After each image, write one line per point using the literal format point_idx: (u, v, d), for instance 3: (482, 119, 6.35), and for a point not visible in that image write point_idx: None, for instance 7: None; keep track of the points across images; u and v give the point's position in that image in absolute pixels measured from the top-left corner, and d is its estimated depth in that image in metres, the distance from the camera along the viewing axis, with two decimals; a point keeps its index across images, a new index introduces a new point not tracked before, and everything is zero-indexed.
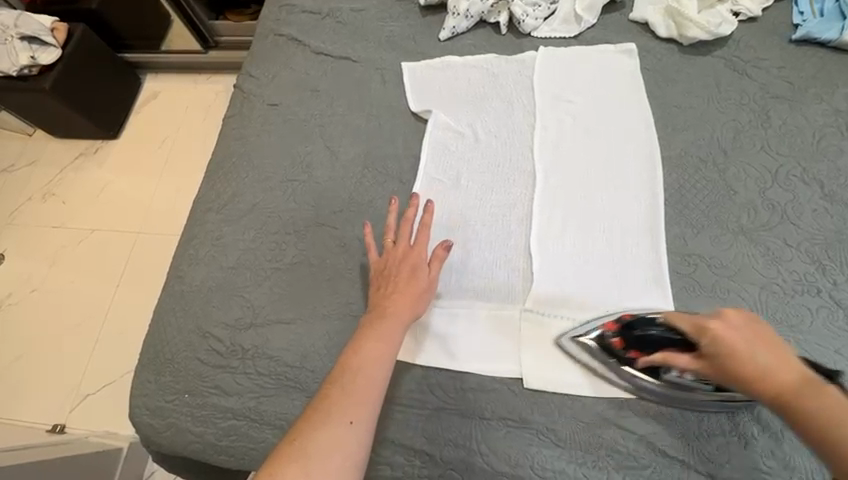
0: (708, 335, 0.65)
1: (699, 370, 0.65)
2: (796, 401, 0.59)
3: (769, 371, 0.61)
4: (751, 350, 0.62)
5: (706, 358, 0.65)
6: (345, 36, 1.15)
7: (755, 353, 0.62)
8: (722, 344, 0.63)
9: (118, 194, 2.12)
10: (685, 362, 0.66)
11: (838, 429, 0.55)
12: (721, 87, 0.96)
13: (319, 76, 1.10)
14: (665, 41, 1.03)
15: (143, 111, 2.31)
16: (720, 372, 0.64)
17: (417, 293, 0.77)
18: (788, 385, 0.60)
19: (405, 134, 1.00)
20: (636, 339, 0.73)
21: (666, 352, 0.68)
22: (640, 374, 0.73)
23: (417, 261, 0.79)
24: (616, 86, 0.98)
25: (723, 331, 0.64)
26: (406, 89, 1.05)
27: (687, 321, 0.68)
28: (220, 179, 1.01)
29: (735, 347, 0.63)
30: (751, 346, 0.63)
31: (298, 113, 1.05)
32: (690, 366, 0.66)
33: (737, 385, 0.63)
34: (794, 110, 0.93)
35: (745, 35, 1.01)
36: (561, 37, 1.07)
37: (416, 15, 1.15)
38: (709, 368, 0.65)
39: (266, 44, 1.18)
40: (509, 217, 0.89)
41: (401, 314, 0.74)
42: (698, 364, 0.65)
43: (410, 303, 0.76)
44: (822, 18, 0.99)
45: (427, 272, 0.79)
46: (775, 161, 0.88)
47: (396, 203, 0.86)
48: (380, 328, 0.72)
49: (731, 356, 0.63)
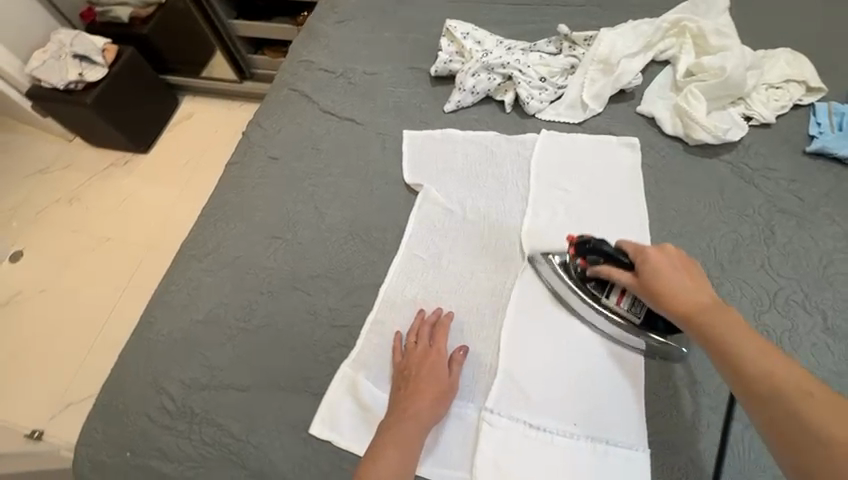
0: (644, 258, 0.74)
1: (632, 285, 0.74)
2: (704, 317, 0.65)
3: (680, 292, 0.69)
4: (670, 275, 0.71)
5: (642, 275, 0.73)
6: (354, 97, 1.18)
7: (675, 275, 0.71)
8: (654, 266, 0.72)
9: (138, 206, 2.20)
10: (622, 279, 0.75)
11: (731, 336, 0.62)
12: (724, 195, 0.92)
13: (323, 134, 1.12)
14: (671, 137, 1.00)
15: (174, 130, 2.42)
16: (646, 286, 0.72)
17: (439, 388, 0.76)
18: (698, 302, 0.67)
19: (395, 205, 1.00)
20: (593, 253, 0.79)
21: (614, 268, 0.76)
22: (598, 296, 0.79)
23: (437, 363, 0.78)
24: (622, 181, 0.96)
25: (658, 254, 0.74)
26: (403, 158, 1.06)
27: (634, 247, 0.76)
28: (209, 225, 1.02)
29: (664, 271, 0.72)
30: (676, 272, 0.71)
31: (296, 170, 1.07)
32: (627, 283, 0.74)
33: (655, 300, 0.71)
34: (802, 228, 0.88)
35: (756, 141, 0.98)
36: (565, 122, 1.06)
37: (425, 84, 1.17)
38: (637, 285, 0.73)
39: (280, 97, 1.22)
40: (489, 311, 0.85)
41: (423, 415, 0.73)
42: (636, 283, 0.73)
43: (433, 401, 0.74)
44: (840, 133, 0.95)
45: (446, 368, 0.78)
46: (775, 282, 0.83)
47: (420, 312, 0.84)
48: (399, 427, 0.72)
49: (657, 275, 0.71)
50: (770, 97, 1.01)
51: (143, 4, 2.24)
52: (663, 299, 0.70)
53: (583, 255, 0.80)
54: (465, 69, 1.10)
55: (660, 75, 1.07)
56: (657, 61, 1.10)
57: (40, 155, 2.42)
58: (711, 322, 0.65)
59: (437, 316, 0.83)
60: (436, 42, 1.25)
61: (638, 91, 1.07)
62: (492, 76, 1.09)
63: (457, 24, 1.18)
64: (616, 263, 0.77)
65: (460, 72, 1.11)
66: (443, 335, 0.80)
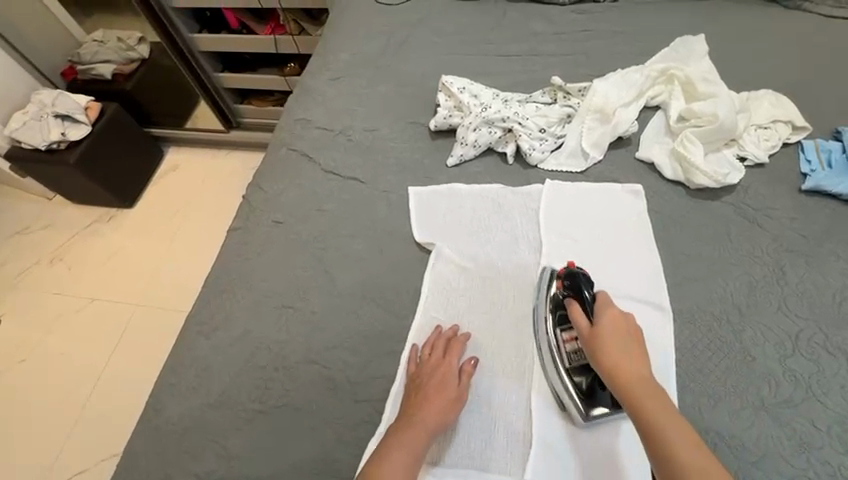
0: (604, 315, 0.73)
1: (581, 331, 0.73)
2: (641, 398, 0.63)
3: (625, 364, 0.67)
4: (621, 347, 0.69)
5: (593, 330, 0.72)
6: (355, 154, 1.18)
7: (625, 349, 0.69)
8: (609, 326, 0.71)
9: (125, 262, 2.13)
10: (580, 323, 0.74)
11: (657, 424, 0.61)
12: (731, 236, 0.94)
13: (327, 194, 1.11)
14: (672, 182, 1.03)
15: (160, 183, 2.38)
16: (590, 340, 0.71)
17: (448, 398, 0.78)
18: (638, 377, 0.65)
19: (406, 265, 0.98)
20: (570, 286, 0.80)
21: (576, 307, 0.76)
22: (554, 326, 0.82)
23: (447, 373, 0.81)
24: (631, 227, 0.97)
25: (615, 320, 0.72)
26: (411, 216, 1.05)
27: (603, 300, 0.76)
28: (214, 298, 0.99)
29: (616, 331, 0.71)
30: (628, 343, 0.70)
31: (302, 233, 1.05)
32: (580, 329, 0.73)
33: (592, 354, 0.70)
34: (811, 266, 0.90)
35: (753, 181, 1.01)
36: (568, 171, 1.08)
37: (425, 138, 1.19)
38: (586, 336, 0.72)
39: (279, 157, 1.22)
40: (499, 333, 0.87)
41: (429, 423, 0.75)
42: (588, 333, 0.72)
43: (441, 411, 0.77)
44: (832, 170, 0.99)
45: (455, 380, 0.80)
46: (795, 324, 0.83)
47: (438, 327, 0.87)
48: (405, 435, 0.74)
49: (607, 340, 0.70)
50: (760, 138, 1.05)
51: (125, 60, 2.25)
52: (603, 361, 0.68)
53: (561, 280, 0.82)
54: (465, 124, 1.11)
55: (654, 120, 1.10)
56: (648, 107, 1.13)
57: (19, 215, 2.33)
58: (641, 400, 0.63)
59: (453, 333, 0.86)
60: (432, 95, 1.27)
61: (634, 137, 1.10)
62: (492, 129, 1.10)
63: (452, 79, 1.20)
64: (580, 305, 0.77)
65: (461, 126, 1.12)
66: (457, 350, 0.83)
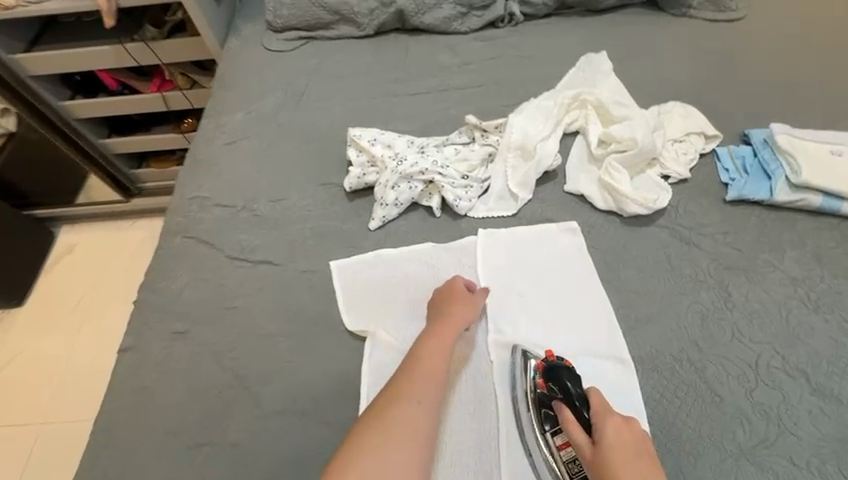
0: (605, 427, 0.69)
1: (584, 455, 0.69)
2: None
3: None
4: (629, 467, 0.65)
5: (597, 448, 0.68)
6: (263, 231, 1.03)
7: (639, 466, 0.65)
8: (614, 439, 0.68)
9: (21, 375, 1.79)
10: (580, 440, 0.70)
11: None
12: (673, 263, 0.91)
13: (236, 286, 0.95)
14: (606, 212, 0.98)
15: (54, 270, 2.04)
16: (596, 465, 0.67)
17: (466, 307, 0.85)
18: None
19: (339, 359, 0.85)
20: (559, 388, 0.76)
21: (571, 418, 0.72)
22: (543, 429, 0.75)
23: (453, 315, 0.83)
24: (577, 270, 0.91)
25: (620, 432, 0.68)
26: (337, 298, 0.92)
27: (598, 404, 0.72)
28: (112, 449, 0.81)
29: (623, 447, 0.67)
30: (639, 458, 0.66)
31: (211, 342, 0.88)
32: (580, 445, 0.70)
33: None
34: (752, 282, 0.88)
35: (681, 199, 0.99)
36: (499, 216, 1.00)
37: (342, 200, 1.06)
38: (588, 457, 0.68)
39: (173, 248, 1.03)
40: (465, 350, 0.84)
41: (435, 363, 0.77)
42: (591, 454, 0.68)
43: (459, 315, 0.83)
44: (749, 177, 0.99)
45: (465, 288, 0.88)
46: (751, 350, 0.80)
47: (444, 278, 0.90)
48: (425, 350, 0.79)
49: (614, 461, 0.66)
50: (679, 153, 1.04)
51: None
52: None
53: (545, 380, 0.77)
54: (382, 182, 1.01)
55: (574, 148, 1.06)
56: (567, 133, 1.09)
57: None
58: None
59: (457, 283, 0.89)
60: (342, 149, 1.15)
61: (559, 168, 1.05)
62: (412, 184, 1.00)
63: (361, 132, 1.10)
64: (574, 413, 0.73)
65: (378, 185, 1.02)
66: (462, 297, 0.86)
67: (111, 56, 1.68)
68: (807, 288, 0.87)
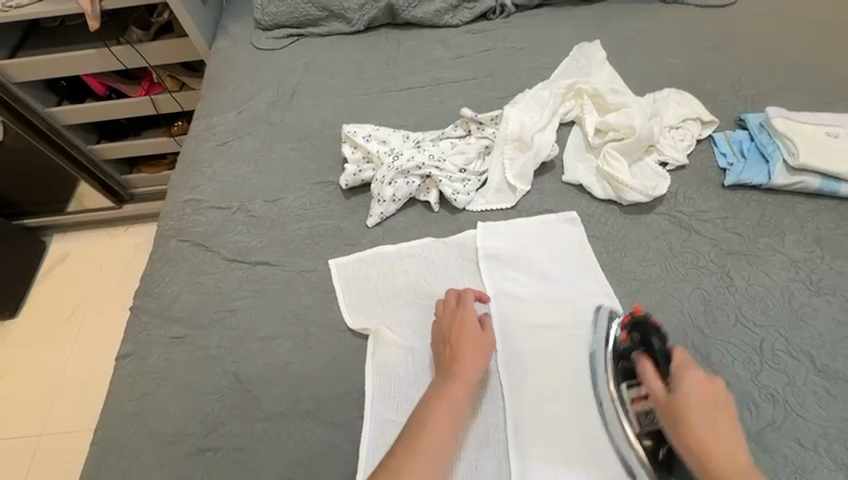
0: (683, 380, 0.68)
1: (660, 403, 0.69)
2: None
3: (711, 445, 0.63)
4: (707, 419, 0.65)
5: (672, 396, 0.68)
6: (260, 232, 1.01)
7: (712, 423, 0.65)
8: (694, 391, 0.67)
9: (15, 387, 1.76)
10: (655, 389, 0.70)
11: None
12: (674, 249, 0.90)
13: (233, 289, 0.94)
14: (605, 201, 0.98)
15: (47, 280, 2.00)
16: (670, 411, 0.67)
17: (478, 352, 0.77)
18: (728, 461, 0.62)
19: (340, 358, 0.84)
20: (640, 338, 0.76)
21: (649, 368, 0.72)
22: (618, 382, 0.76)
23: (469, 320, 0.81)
24: (579, 260, 0.90)
25: (702, 386, 0.67)
26: (337, 297, 0.90)
27: (680, 359, 0.71)
28: (112, 458, 0.79)
29: (702, 399, 0.67)
30: (715, 413, 0.66)
31: (210, 346, 0.87)
32: (657, 396, 0.69)
33: (672, 427, 0.66)
34: (754, 266, 0.88)
35: (680, 185, 0.99)
36: (499, 208, 0.99)
37: (337, 198, 1.05)
38: (662, 406, 0.68)
39: (168, 252, 1.02)
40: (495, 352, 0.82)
41: (466, 372, 0.74)
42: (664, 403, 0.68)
43: (470, 362, 0.76)
44: (746, 161, 0.99)
45: (481, 328, 0.80)
46: (756, 334, 0.80)
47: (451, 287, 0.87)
48: (434, 410, 0.70)
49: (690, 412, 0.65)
50: (675, 139, 1.03)
51: None
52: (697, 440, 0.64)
53: (629, 332, 0.77)
54: (379, 178, 1.00)
55: (571, 138, 1.05)
56: (563, 123, 1.09)
57: None
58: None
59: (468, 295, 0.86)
60: (337, 147, 1.14)
61: (556, 159, 1.04)
62: (410, 179, 0.99)
63: (355, 128, 1.09)
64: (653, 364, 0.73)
65: (375, 181, 1.01)
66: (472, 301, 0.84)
67: (97, 59, 1.65)
68: (809, 270, 0.86)
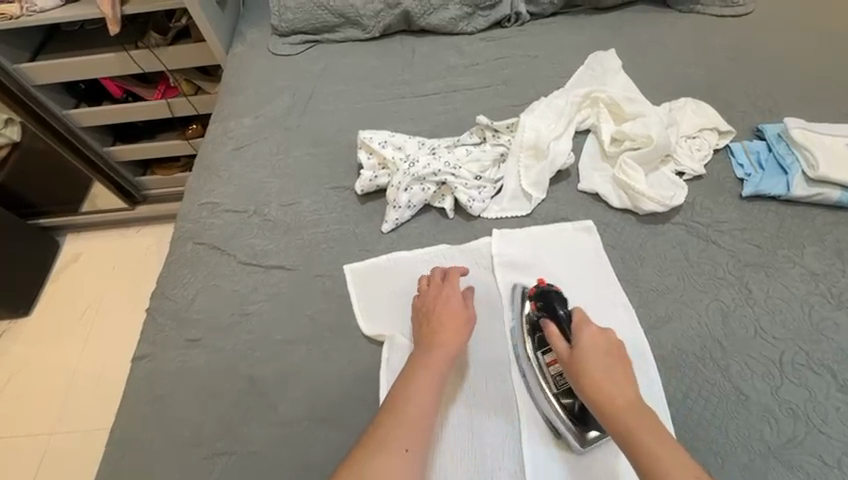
0: (579, 329, 0.74)
1: (562, 356, 0.73)
2: (622, 415, 0.64)
3: (604, 383, 0.67)
4: (600, 362, 0.70)
5: (573, 351, 0.72)
6: (275, 236, 1.02)
7: (604, 365, 0.69)
8: (588, 342, 0.72)
9: (27, 384, 1.77)
10: (559, 346, 0.74)
11: (631, 428, 0.63)
12: (692, 260, 0.90)
13: (249, 292, 0.94)
14: (621, 210, 0.97)
15: (61, 279, 2.03)
16: (571, 365, 0.71)
17: (457, 326, 0.81)
18: (622, 397, 0.66)
19: (355, 363, 0.84)
20: (544, 306, 0.81)
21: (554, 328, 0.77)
22: (535, 353, 0.81)
23: (450, 295, 0.84)
24: (594, 268, 0.90)
25: (595, 336, 0.72)
26: (353, 303, 0.91)
27: (579, 316, 0.76)
28: (129, 459, 0.80)
29: (595, 348, 0.71)
30: (606, 359, 0.70)
31: (226, 349, 0.87)
32: (559, 351, 0.74)
33: (572, 370, 0.71)
34: (772, 278, 0.87)
35: (697, 195, 0.98)
36: (514, 216, 0.99)
37: (353, 203, 1.05)
38: (565, 359, 0.72)
39: (185, 254, 1.03)
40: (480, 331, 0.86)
41: (447, 345, 0.78)
42: (566, 353, 0.73)
43: (450, 336, 0.79)
44: (764, 172, 0.98)
45: (462, 302, 0.84)
46: (775, 347, 0.79)
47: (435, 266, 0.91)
48: (418, 376, 0.74)
49: (585, 359, 0.70)
50: (692, 149, 1.03)
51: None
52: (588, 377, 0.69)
53: (535, 301, 0.83)
54: (394, 184, 1.00)
55: (586, 146, 1.05)
56: (578, 131, 1.09)
57: None
58: (627, 425, 0.63)
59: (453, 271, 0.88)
60: (352, 152, 1.15)
61: (572, 167, 1.04)
62: (425, 186, 1.00)
63: (371, 134, 1.09)
64: (556, 326, 0.77)
65: (390, 187, 1.01)
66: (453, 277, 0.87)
67: (116, 63, 1.67)
68: (829, 283, 0.86)
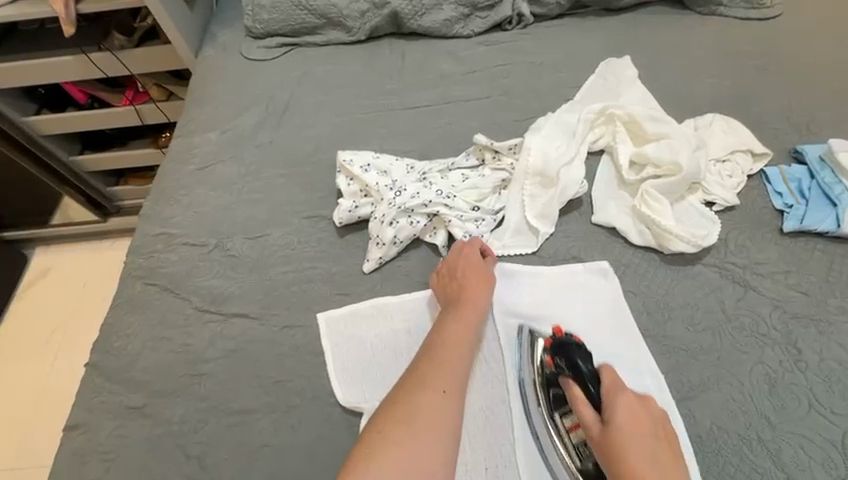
0: (613, 403, 0.61)
1: (591, 436, 0.61)
2: None
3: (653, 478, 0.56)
4: (644, 447, 0.58)
5: (606, 427, 0.60)
6: (238, 276, 0.87)
7: (649, 451, 0.58)
8: (625, 421, 0.59)
9: None
10: (588, 418, 0.62)
11: None
12: (729, 311, 0.76)
13: (204, 347, 0.80)
14: (643, 248, 0.83)
15: (27, 297, 1.85)
16: (609, 453, 0.59)
17: (476, 312, 0.74)
18: None
19: (327, 440, 0.70)
20: (564, 362, 0.66)
21: (579, 393, 0.64)
22: (552, 412, 0.68)
23: (469, 279, 0.77)
24: (613, 319, 0.76)
25: (631, 411, 0.61)
26: (326, 362, 0.76)
27: (611, 381, 0.64)
28: None
29: (635, 428, 0.59)
30: (650, 440, 0.59)
31: (173, 421, 0.73)
32: (588, 425, 0.62)
33: (607, 459, 0.59)
34: (825, 335, 0.73)
35: (730, 230, 0.84)
36: (517, 254, 0.85)
37: (330, 236, 0.91)
38: (596, 438, 0.60)
39: (133, 296, 0.88)
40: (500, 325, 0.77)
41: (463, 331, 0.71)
42: (598, 430, 0.61)
43: (469, 321, 0.73)
44: (808, 204, 0.85)
45: (482, 291, 0.76)
46: (834, 426, 0.66)
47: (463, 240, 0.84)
48: (431, 361, 0.67)
49: (625, 445, 0.58)
50: (723, 175, 0.89)
51: None
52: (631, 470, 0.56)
53: (552, 356, 0.67)
54: (378, 217, 0.86)
55: (601, 170, 0.91)
56: (591, 152, 0.94)
57: None
58: None
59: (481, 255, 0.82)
60: (331, 175, 1.00)
61: (584, 195, 0.90)
62: (414, 219, 0.85)
63: (351, 155, 0.95)
64: (582, 389, 0.64)
65: (373, 219, 0.87)
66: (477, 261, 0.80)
67: (75, 68, 1.52)
68: None
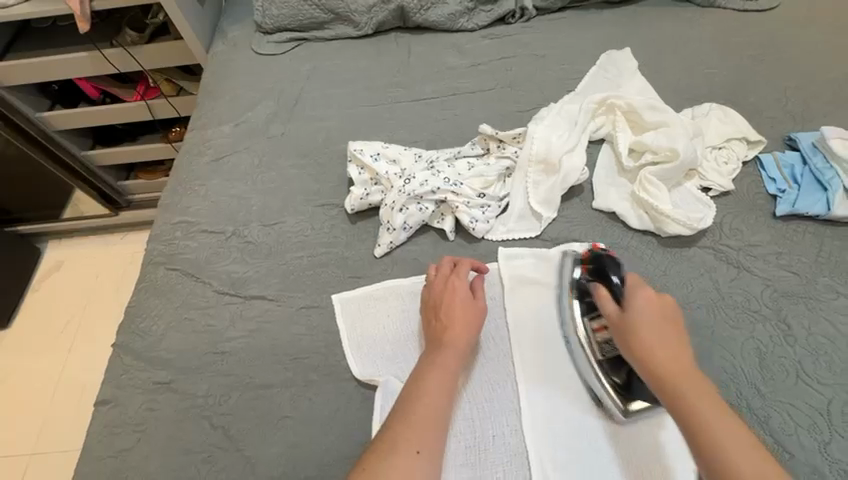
0: (630, 290, 0.67)
1: (611, 319, 0.66)
2: (689, 391, 0.56)
3: (662, 352, 0.60)
4: (659, 332, 0.62)
5: (625, 313, 0.65)
6: (255, 260, 0.92)
7: (662, 336, 0.62)
8: (642, 302, 0.65)
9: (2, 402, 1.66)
10: (607, 307, 0.67)
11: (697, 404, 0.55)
12: (722, 290, 0.80)
13: (226, 327, 0.84)
14: (641, 232, 0.87)
15: (41, 289, 1.90)
16: (620, 329, 0.64)
17: (469, 320, 0.75)
18: (685, 370, 0.58)
19: (343, 412, 0.74)
20: (595, 269, 0.75)
21: (604, 290, 0.70)
22: (582, 315, 0.76)
23: (460, 288, 0.77)
24: None
25: (649, 300, 0.65)
26: (342, 340, 0.81)
27: (633, 278, 0.70)
28: None
29: (653, 312, 0.64)
30: (663, 326, 0.63)
31: (198, 395, 0.78)
32: (610, 313, 0.66)
33: (626, 342, 0.63)
34: (813, 311, 0.77)
35: (725, 214, 0.88)
36: (521, 238, 0.89)
37: (342, 223, 0.95)
38: (614, 321, 0.65)
39: (155, 281, 0.92)
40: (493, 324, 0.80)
41: (458, 340, 0.72)
42: (616, 313, 0.65)
43: (464, 329, 0.73)
44: (800, 188, 0.88)
45: (472, 296, 0.77)
46: (820, 394, 0.70)
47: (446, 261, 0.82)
48: (429, 375, 0.68)
49: (640, 331, 0.62)
50: (719, 161, 0.93)
51: None
52: (647, 351, 0.61)
53: (588, 266, 0.77)
54: (388, 203, 0.90)
55: (601, 158, 0.95)
56: (592, 141, 0.98)
57: None
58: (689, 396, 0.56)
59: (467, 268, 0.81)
60: (342, 164, 1.04)
61: (585, 182, 0.94)
62: (423, 205, 0.89)
63: (362, 145, 0.99)
64: (607, 288, 0.70)
65: (383, 206, 0.91)
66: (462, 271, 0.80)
67: (89, 63, 1.55)
68: None
